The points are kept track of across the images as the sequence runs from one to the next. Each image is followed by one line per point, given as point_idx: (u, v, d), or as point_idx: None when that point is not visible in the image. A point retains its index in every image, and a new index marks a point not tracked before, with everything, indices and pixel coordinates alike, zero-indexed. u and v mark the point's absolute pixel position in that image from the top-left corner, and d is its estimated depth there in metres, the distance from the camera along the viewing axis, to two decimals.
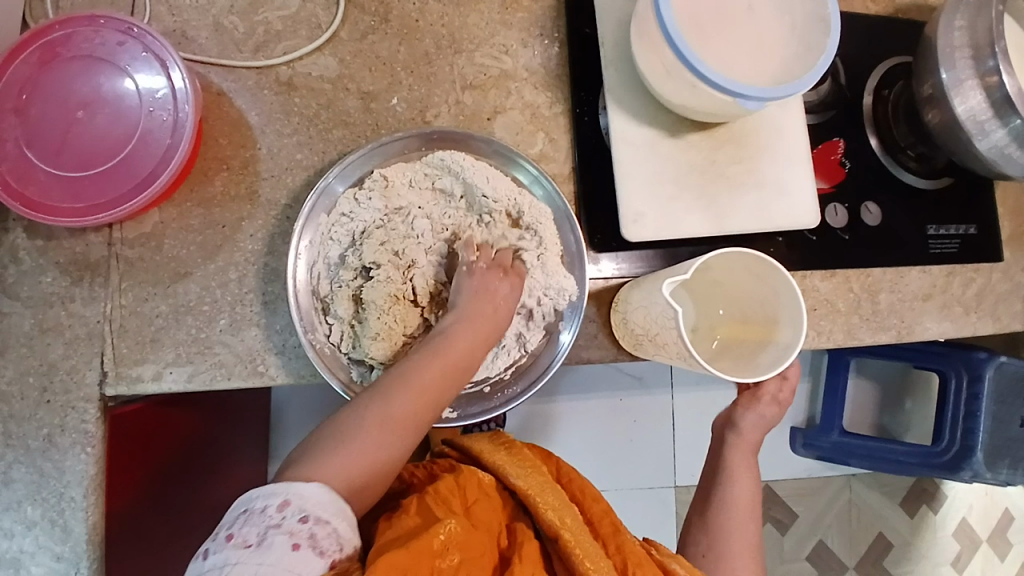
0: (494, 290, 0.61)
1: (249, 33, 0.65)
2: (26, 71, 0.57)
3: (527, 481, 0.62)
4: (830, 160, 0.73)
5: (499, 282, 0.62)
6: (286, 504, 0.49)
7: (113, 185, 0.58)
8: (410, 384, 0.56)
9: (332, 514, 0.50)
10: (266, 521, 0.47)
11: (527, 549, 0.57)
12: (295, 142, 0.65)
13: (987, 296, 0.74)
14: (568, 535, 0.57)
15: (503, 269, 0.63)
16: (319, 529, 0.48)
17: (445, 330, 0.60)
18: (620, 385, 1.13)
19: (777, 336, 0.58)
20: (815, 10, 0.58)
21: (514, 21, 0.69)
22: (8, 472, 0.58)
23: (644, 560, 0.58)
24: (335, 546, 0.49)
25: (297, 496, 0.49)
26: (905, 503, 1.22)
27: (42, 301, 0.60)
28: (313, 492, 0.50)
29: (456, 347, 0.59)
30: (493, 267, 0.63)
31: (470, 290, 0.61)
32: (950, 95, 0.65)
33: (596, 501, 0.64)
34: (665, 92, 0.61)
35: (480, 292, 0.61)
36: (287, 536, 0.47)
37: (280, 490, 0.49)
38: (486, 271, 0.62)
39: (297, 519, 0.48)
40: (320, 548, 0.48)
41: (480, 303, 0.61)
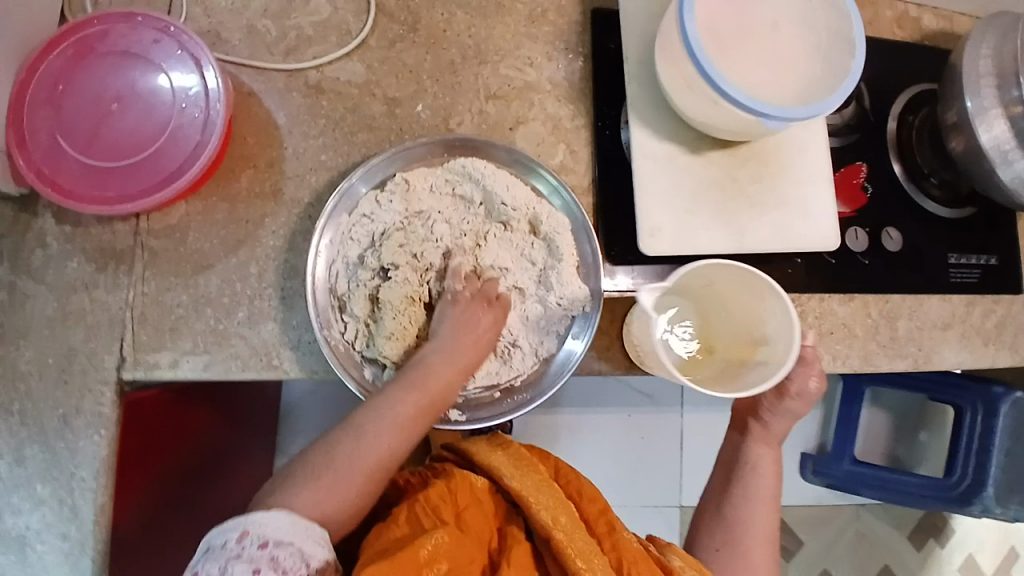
0: (472, 325, 0.62)
1: (282, 36, 0.67)
2: (63, 65, 0.60)
3: (520, 482, 0.61)
4: (853, 184, 0.72)
5: (481, 313, 0.62)
6: (245, 534, 0.49)
7: (142, 177, 0.59)
8: (421, 384, 0.58)
9: (295, 535, 0.50)
10: (226, 554, 0.48)
11: (517, 554, 0.57)
12: (321, 143, 0.66)
13: (1007, 328, 0.73)
14: (560, 536, 0.57)
15: (488, 301, 0.63)
16: (280, 551, 0.49)
17: (423, 358, 0.60)
18: (631, 403, 1.12)
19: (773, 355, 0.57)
20: (840, 30, 0.59)
21: (540, 35, 0.70)
22: (19, 448, 0.59)
23: (640, 558, 0.57)
24: (301, 563, 0.49)
25: (255, 525, 0.49)
26: (918, 539, 1.20)
27: (66, 286, 0.62)
28: (271, 519, 0.50)
29: (432, 382, 0.59)
30: (478, 298, 0.63)
31: (451, 324, 0.62)
32: (975, 123, 0.65)
33: (592, 501, 0.63)
34: (684, 106, 0.62)
35: (461, 324, 0.62)
36: (248, 564, 0.47)
37: (239, 522, 0.49)
38: (468, 303, 0.63)
39: (257, 546, 0.48)
40: (285, 569, 0.48)
41: (463, 335, 0.61)
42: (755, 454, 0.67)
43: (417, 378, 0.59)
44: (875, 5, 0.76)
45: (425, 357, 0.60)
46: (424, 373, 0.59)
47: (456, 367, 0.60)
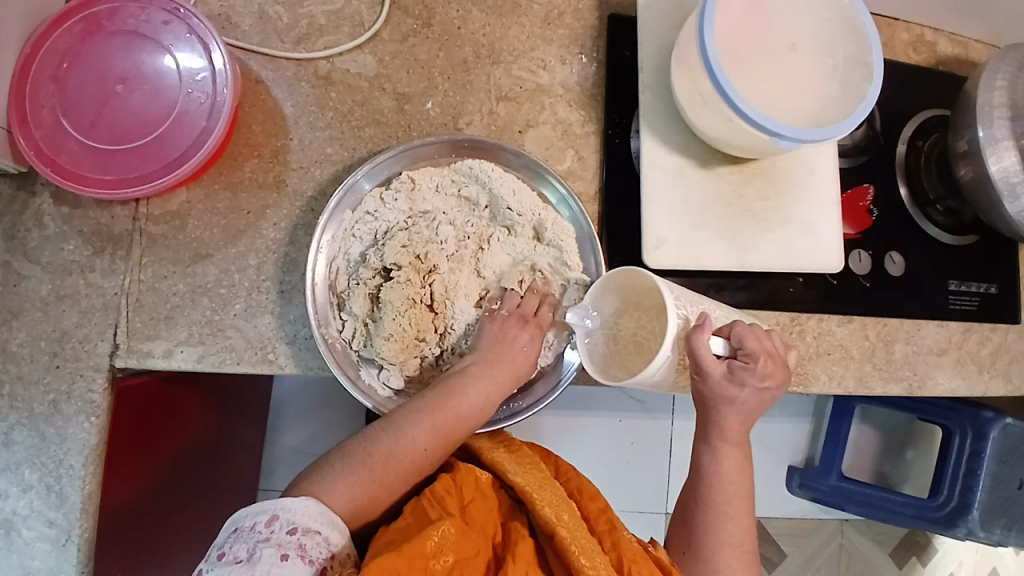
0: (506, 338, 0.63)
1: (293, 24, 0.66)
2: (68, 41, 0.58)
3: (525, 478, 0.61)
4: (858, 205, 0.73)
5: (518, 331, 0.63)
6: (275, 519, 0.49)
7: (143, 162, 0.58)
8: (440, 404, 0.58)
9: (322, 525, 0.51)
10: (255, 536, 0.48)
11: (523, 549, 0.57)
12: (327, 135, 0.65)
13: (1001, 357, 0.74)
14: (565, 533, 0.57)
15: (524, 318, 0.64)
16: (307, 539, 0.49)
17: (464, 368, 0.61)
18: (621, 407, 1.13)
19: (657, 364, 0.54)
20: (859, 54, 0.58)
21: (555, 37, 0.69)
22: (9, 434, 0.59)
23: (640, 557, 0.57)
24: (325, 553, 0.50)
25: (285, 510, 0.50)
26: (895, 554, 1.21)
27: (61, 268, 0.61)
28: (301, 506, 0.51)
29: (467, 392, 0.59)
30: (514, 315, 0.64)
31: (492, 336, 0.63)
32: (985, 152, 0.64)
33: (593, 500, 0.63)
34: (699, 122, 0.61)
35: (499, 337, 0.62)
36: (276, 548, 0.48)
37: (270, 506, 0.50)
38: (508, 319, 0.64)
39: (286, 532, 0.49)
40: (310, 557, 0.48)
41: (501, 347, 0.62)
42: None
43: (440, 396, 0.59)
44: (893, 25, 0.76)
45: (466, 371, 0.61)
46: (449, 386, 0.59)
47: (490, 377, 0.61)
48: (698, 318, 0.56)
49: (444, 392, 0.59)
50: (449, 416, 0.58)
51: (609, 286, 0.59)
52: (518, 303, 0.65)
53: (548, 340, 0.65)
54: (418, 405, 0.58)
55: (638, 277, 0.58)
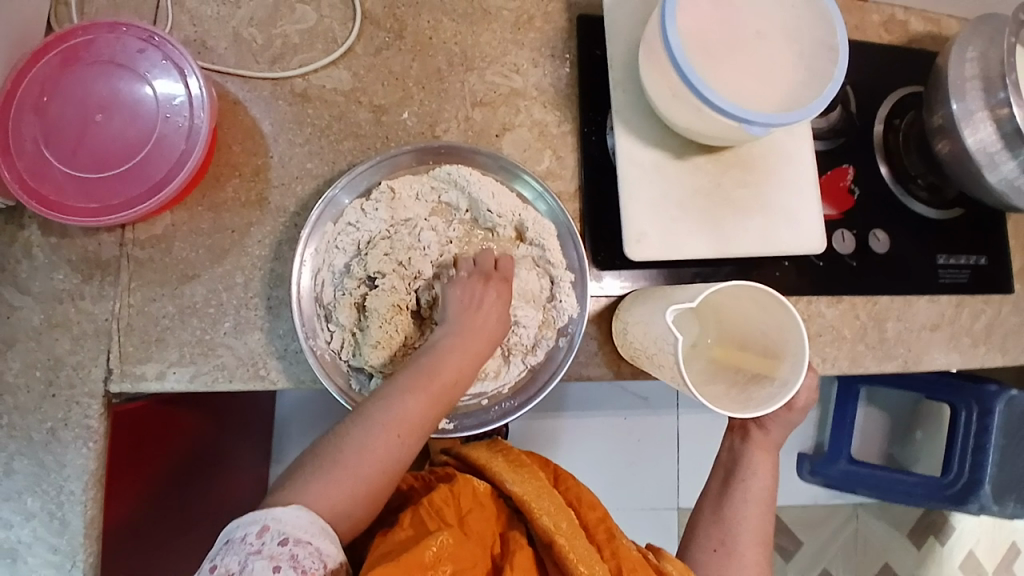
0: (479, 301, 0.61)
1: (267, 45, 0.67)
2: (48, 74, 0.59)
3: (523, 488, 0.62)
4: (840, 186, 0.72)
5: (483, 291, 0.62)
6: (266, 529, 0.49)
7: (126, 186, 0.59)
8: (433, 369, 0.58)
9: (314, 534, 0.50)
10: (245, 548, 0.48)
11: (520, 558, 0.57)
12: (307, 151, 0.66)
13: (996, 329, 0.73)
14: (562, 542, 0.57)
15: (487, 275, 0.63)
16: (299, 549, 0.49)
17: (435, 344, 0.61)
18: (624, 407, 1.12)
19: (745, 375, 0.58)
20: (825, 38, 0.58)
21: (526, 40, 0.70)
22: (8, 463, 0.59)
23: (639, 565, 0.58)
24: (319, 564, 0.49)
25: (275, 520, 0.50)
26: (912, 538, 1.20)
27: (52, 297, 0.62)
28: (291, 516, 0.50)
29: (443, 369, 0.59)
30: (476, 275, 0.63)
31: (456, 303, 0.61)
32: (961, 126, 0.64)
33: (591, 509, 0.63)
34: (670, 114, 0.62)
35: (466, 302, 0.61)
36: (267, 560, 0.47)
37: (259, 516, 0.50)
38: (469, 279, 0.62)
39: (278, 543, 0.49)
40: (303, 568, 0.48)
41: (470, 316, 0.61)
42: (751, 446, 0.70)
43: (432, 363, 0.59)
44: (863, 8, 0.76)
45: (434, 347, 0.60)
46: (423, 370, 0.58)
47: (463, 347, 0.60)
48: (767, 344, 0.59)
49: (432, 360, 0.59)
50: (443, 382, 0.58)
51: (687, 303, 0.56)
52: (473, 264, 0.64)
53: (542, 335, 0.64)
54: (388, 393, 0.57)
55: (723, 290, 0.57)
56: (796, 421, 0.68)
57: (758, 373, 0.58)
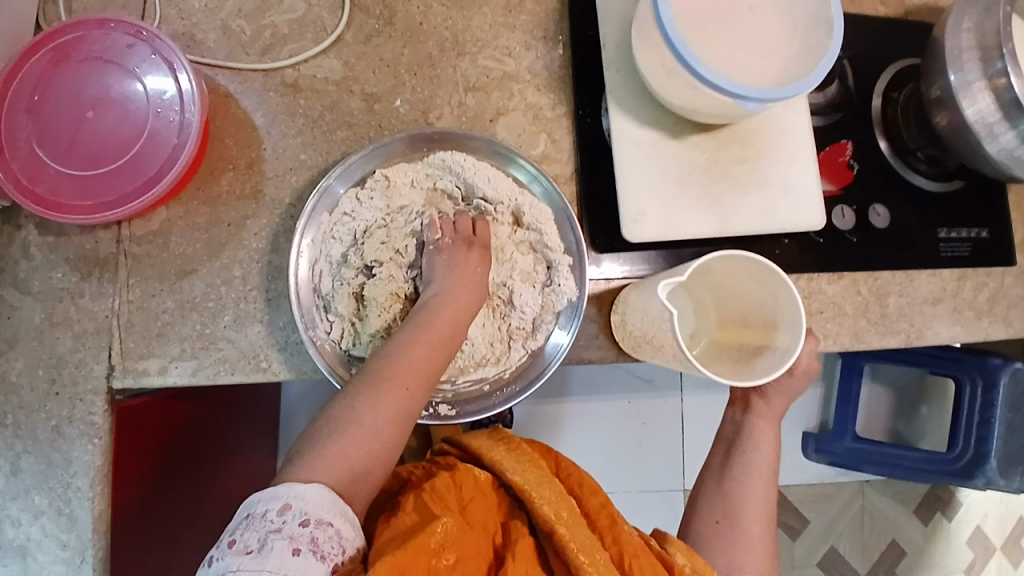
0: (464, 263, 0.63)
1: (257, 36, 0.66)
2: (38, 72, 0.59)
3: (523, 475, 0.62)
4: (839, 161, 0.72)
5: (466, 253, 0.63)
6: (288, 507, 0.49)
7: (120, 183, 0.59)
8: (429, 321, 0.59)
9: (333, 516, 0.50)
10: (267, 526, 0.48)
11: (521, 546, 0.57)
12: (300, 142, 0.66)
13: (999, 301, 0.73)
14: (562, 530, 0.57)
15: (469, 242, 0.64)
16: (320, 532, 0.48)
17: (426, 303, 0.61)
18: (628, 389, 1.13)
19: (762, 345, 0.58)
20: (818, 11, 0.58)
21: (517, 23, 0.69)
22: (15, 462, 0.60)
23: (641, 551, 0.58)
24: (338, 549, 0.49)
25: (298, 499, 0.50)
26: (919, 512, 1.20)
27: (52, 296, 0.62)
28: (313, 496, 0.50)
29: (436, 322, 0.59)
30: (458, 241, 0.64)
31: (443, 266, 0.62)
32: (959, 97, 0.64)
33: (593, 494, 0.64)
34: (664, 92, 0.61)
35: (451, 264, 0.62)
36: (288, 540, 0.47)
37: (282, 494, 0.50)
38: (453, 246, 0.63)
39: (299, 523, 0.48)
40: (322, 552, 0.48)
41: (455, 274, 0.62)
42: (754, 423, 0.70)
43: (427, 317, 0.60)
44: None
45: (429, 304, 0.61)
46: (423, 320, 0.59)
47: (456, 301, 0.61)
48: (767, 310, 0.58)
49: (426, 314, 0.60)
50: (440, 334, 0.59)
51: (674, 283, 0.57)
52: (455, 228, 0.65)
53: (542, 323, 0.64)
54: (389, 349, 0.58)
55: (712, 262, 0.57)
56: (798, 388, 0.69)
57: (760, 345, 0.58)
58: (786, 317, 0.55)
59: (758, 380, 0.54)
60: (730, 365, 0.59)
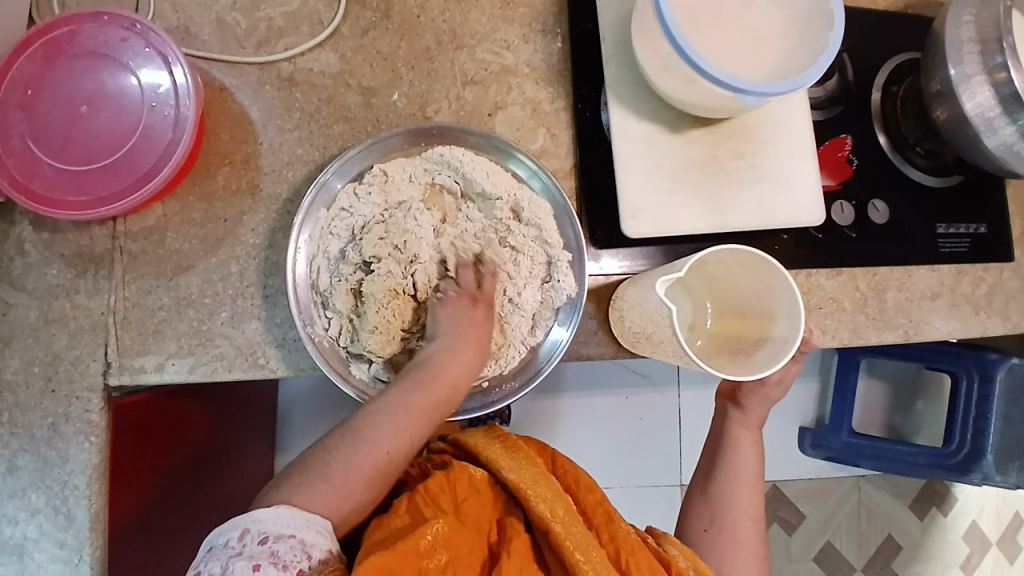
0: (468, 322, 0.62)
1: (252, 29, 0.66)
2: (30, 66, 0.58)
3: (519, 474, 0.62)
4: (837, 156, 0.72)
5: (471, 313, 0.63)
6: (246, 532, 0.50)
7: (115, 179, 0.58)
8: (430, 381, 0.59)
9: (294, 528, 0.51)
10: (227, 552, 0.49)
11: (517, 544, 0.58)
12: (297, 137, 0.65)
13: (997, 296, 0.73)
14: (559, 528, 0.57)
15: (474, 300, 0.63)
16: (279, 546, 0.50)
17: (430, 356, 0.61)
18: (626, 383, 1.13)
19: (764, 335, 0.58)
20: (818, 3, 0.57)
21: (515, 16, 0.68)
22: (12, 460, 0.59)
23: (637, 549, 0.58)
24: (301, 556, 0.50)
25: (256, 522, 0.51)
26: (915, 505, 1.21)
27: (47, 293, 0.61)
28: (270, 515, 0.51)
29: (442, 377, 0.60)
30: (464, 296, 0.63)
31: (448, 320, 0.62)
32: (958, 91, 0.63)
33: (590, 492, 0.64)
34: (662, 87, 0.61)
35: (456, 321, 0.62)
36: (248, 560, 0.49)
37: (239, 520, 0.51)
38: (457, 302, 0.63)
39: (258, 543, 0.50)
40: (284, 562, 0.49)
41: (461, 331, 0.62)
42: (752, 418, 0.70)
43: (428, 375, 0.59)
44: None
45: (431, 359, 0.61)
46: (427, 375, 0.59)
47: (460, 362, 0.61)
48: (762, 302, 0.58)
49: (428, 371, 0.60)
50: (441, 398, 0.59)
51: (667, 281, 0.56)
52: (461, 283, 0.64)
53: (541, 322, 0.64)
54: (389, 396, 0.59)
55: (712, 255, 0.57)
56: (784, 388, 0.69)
57: (758, 339, 0.58)
58: (782, 314, 0.56)
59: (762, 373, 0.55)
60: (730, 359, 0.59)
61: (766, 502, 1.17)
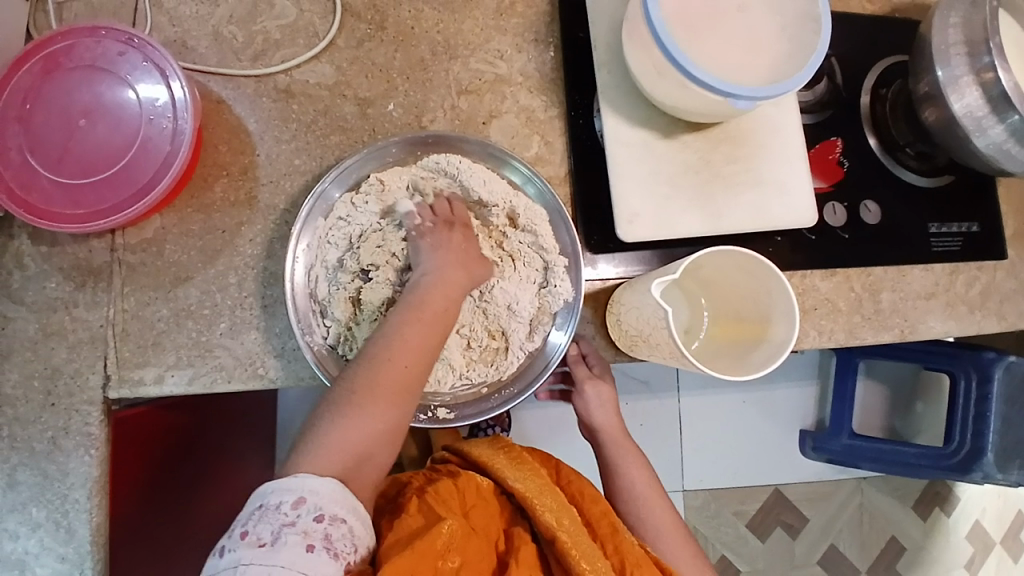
0: (448, 244, 0.63)
1: (248, 42, 0.66)
2: (29, 81, 0.59)
3: (525, 484, 0.62)
4: (829, 159, 0.73)
5: (448, 234, 0.63)
6: (301, 502, 0.50)
7: (113, 192, 0.59)
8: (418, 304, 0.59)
9: (347, 513, 0.51)
10: (280, 519, 0.49)
11: (524, 553, 0.58)
12: (293, 148, 0.66)
13: (991, 295, 0.74)
14: (565, 537, 0.57)
15: (449, 224, 0.64)
16: (333, 529, 0.50)
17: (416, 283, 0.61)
18: (628, 390, 1.12)
19: (769, 336, 0.57)
20: (808, 9, 0.58)
21: (508, 26, 0.69)
22: (12, 475, 0.59)
23: (643, 561, 0.58)
24: (350, 547, 0.51)
25: (311, 493, 0.51)
26: (917, 507, 1.21)
27: (46, 306, 0.62)
28: (326, 490, 0.51)
29: (431, 297, 0.60)
30: (439, 224, 0.64)
31: (428, 248, 0.62)
32: (947, 92, 0.64)
33: (595, 503, 0.64)
34: (656, 93, 0.62)
35: (438, 246, 0.62)
36: (302, 536, 0.48)
37: (297, 487, 0.51)
38: (434, 230, 0.63)
39: (313, 518, 0.50)
40: (335, 549, 0.49)
41: (445, 253, 0.62)
42: None
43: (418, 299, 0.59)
44: None
45: (417, 285, 0.60)
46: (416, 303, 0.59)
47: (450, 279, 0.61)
48: (760, 306, 0.59)
49: (417, 295, 0.60)
50: (429, 314, 0.59)
51: (659, 287, 0.58)
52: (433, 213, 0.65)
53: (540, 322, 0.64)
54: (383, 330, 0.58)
55: (714, 256, 0.58)
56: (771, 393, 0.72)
57: (757, 342, 0.58)
58: (781, 315, 0.56)
59: (757, 375, 0.55)
60: (728, 361, 0.59)
61: (768, 506, 1.17)
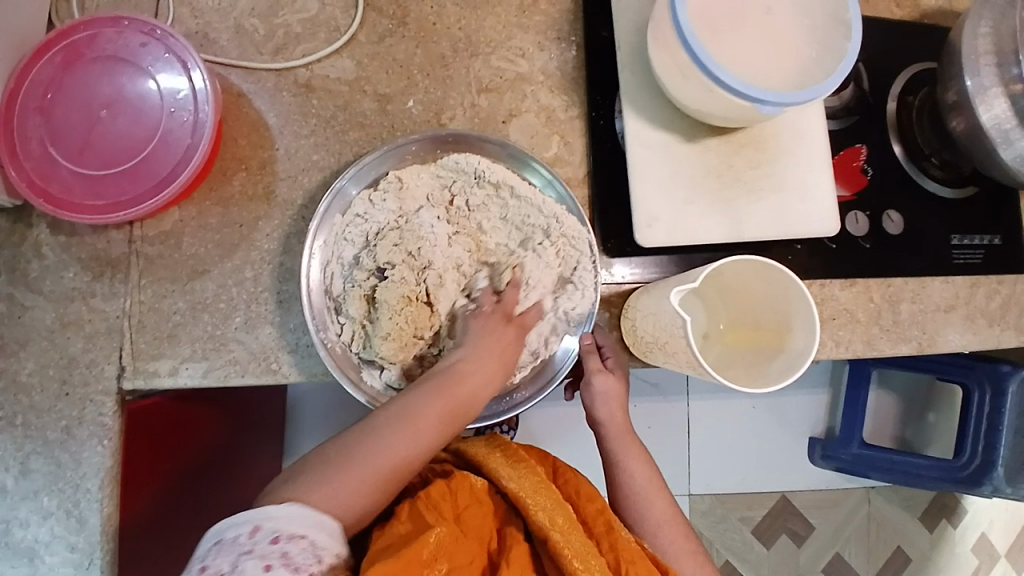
0: (496, 334, 0.62)
1: (270, 35, 0.66)
2: (50, 71, 0.59)
3: (519, 483, 0.62)
4: (852, 166, 0.72)
5: (501, 326, 0.62)
6: (257, 529, 0.48)
7: (132, 184, 0.59)
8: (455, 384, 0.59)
9: (307, 529, 0.49)
10: (237, 548, 0.47)
11: (516, 553, 0.58)
12: (312, 143, 0.65)
13: (1012, 309, 0.72)
14: (557, 537, 0.57)
15: (506, 316, 0.63)
16: (291, 547, 0.48)
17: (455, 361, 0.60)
18: (640, 393, 1.12)
19: (786, 345, 0.57)
20: (838, 13, 0.57)
21: (531, 24, 0.69)
22: (25, 463, 0.60)
23: (638, 557, 0.58)
24: (312, 559, 0.48)
25: (268, 519, 0.49)
26: (925, 518, 1.20)
27: (63, 296, 0.62)
28: (285, 513, 0.49)
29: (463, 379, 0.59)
30: (497, 312, 0.63)
31: (475, 332, 0.62)
32: (974, 102, 0.63)
33: (590, 501, 0.64)
34: (680, 96, 0.61)
35: (486, 333, 0.62)
36: (259, 559, 0.46)
37: (251, 516, 0.49)
38: (489, 316, 0.63)
39: (269, 542, 0.48)
40: (296, 564, 0.47)
41: (490, 341, 0.61)
42: None
43: (454, 378, 0.59)
44: None
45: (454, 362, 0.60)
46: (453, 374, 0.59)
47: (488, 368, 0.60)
48: (779, 316, 0.58)
49: (452, 374, 0.59)
50: (462, 398, 0.58)
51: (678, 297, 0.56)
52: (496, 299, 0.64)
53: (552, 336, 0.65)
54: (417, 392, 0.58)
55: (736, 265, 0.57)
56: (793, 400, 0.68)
57: (774, 352, 0.58)
58: (800, 322, 0.55)
59: (777, 386, 0.54)
60: (746, 372, 0.58)
61: (775, 513, 1.16)
